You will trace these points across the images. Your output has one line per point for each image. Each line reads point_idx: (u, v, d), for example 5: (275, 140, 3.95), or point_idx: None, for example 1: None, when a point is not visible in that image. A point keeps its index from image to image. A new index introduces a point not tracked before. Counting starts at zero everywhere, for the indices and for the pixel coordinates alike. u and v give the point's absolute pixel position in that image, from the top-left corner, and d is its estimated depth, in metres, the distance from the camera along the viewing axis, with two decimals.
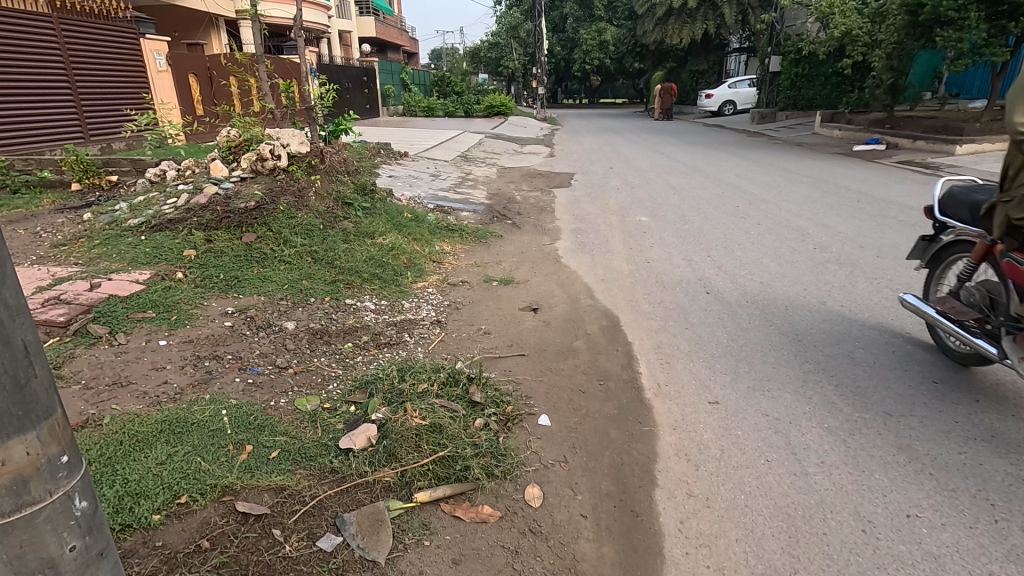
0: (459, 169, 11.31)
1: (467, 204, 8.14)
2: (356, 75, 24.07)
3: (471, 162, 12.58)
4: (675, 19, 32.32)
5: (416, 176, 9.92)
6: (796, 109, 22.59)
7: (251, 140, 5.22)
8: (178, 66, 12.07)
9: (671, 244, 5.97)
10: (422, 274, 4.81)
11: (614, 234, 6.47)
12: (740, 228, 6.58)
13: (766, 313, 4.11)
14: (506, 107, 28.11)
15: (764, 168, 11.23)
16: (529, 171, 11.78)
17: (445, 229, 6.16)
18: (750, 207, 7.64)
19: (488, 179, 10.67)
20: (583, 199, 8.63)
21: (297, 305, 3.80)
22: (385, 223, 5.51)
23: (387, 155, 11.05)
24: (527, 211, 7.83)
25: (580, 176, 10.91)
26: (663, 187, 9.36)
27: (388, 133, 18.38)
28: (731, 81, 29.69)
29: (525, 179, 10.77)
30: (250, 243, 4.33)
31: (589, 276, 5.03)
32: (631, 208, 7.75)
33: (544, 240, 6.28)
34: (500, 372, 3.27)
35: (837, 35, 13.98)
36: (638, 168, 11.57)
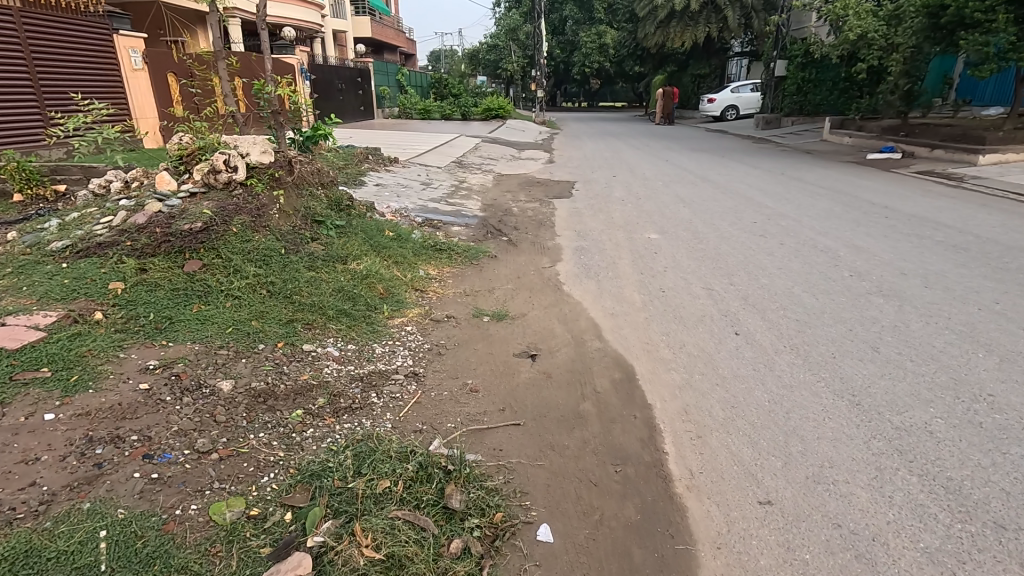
0: (452, 177, 10.63)
1: (458, 217, 7.43)
2: (350, 76, 23.40)
3: (466, 168, 11.88)
4: (677, 22, 31.74)
5: (403, 185, 9.18)
6: (802, 115, 21.99)
7: (205, 149, 4.51)
8: (156, 65, 11.34)
9: (687, 268, 5.28)
10: (400, 308, 4.10)
11: (622, 254, 5.78)
12: (762, 248, 5.90)
13: (810, 363, 3.42)
14: (504, 110, 27.45)
15: (778, 178, 10.58)
16: (526, 179, 11.10)
17: (431, 249, 5.46)
18: (770, 222, 6.97)
19: (482, 188, 9.99)
20: (585, 211, 7.95)
21: (239, 356, 3.09)
22: (362, 244, 4.81)
23: (376, 161, 10.36)
24: (525, 225, 7.15)
25: (582, 186, 10.23)
26: (672, 198, 8.69)
27: (380, 136, 17.68)
28: (734, 86, 29.08)
29: (523, 188, 10.09)
30: (193, 273, 3.62)
31: (596, 308, 4.33)
32: (639, 223, 7.07)
33: (542, 262, 5.59)
34: (487, 453, 2.57)
35: (850, 39, 13.38)
36: (643, 177, 10.91)
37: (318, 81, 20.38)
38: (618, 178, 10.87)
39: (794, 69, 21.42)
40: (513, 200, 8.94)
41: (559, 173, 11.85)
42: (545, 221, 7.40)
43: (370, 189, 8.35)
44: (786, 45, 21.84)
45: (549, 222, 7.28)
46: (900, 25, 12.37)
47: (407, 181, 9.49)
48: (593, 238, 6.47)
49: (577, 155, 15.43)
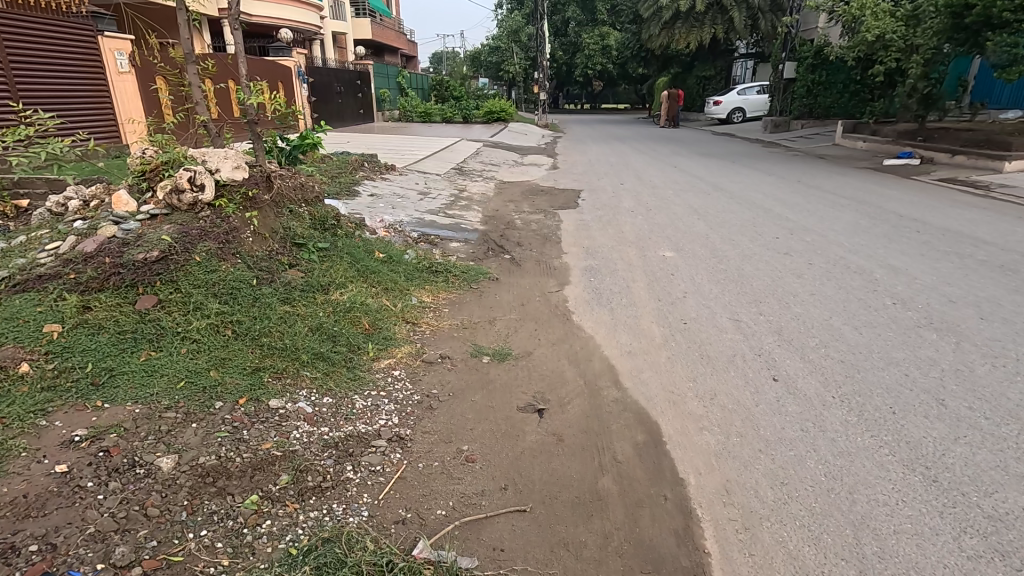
0: (452, 185, 10.14)
1: (456, 231, 6.93)
2: (349, 78, 22.94)
3: (466, 176, 11.39)
4: (681, 23, 31.25)
5: (398, 195, 8.68)
6: (812, 118, 21.47)
7: (169, 164, 3.98)
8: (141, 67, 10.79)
9: (709, 294, 4.78)
10: (387, 348, 3.59)
11: (635, 276, 5.28)
12: (788, 269, 5.40)
13: (866, 420, 2.92)
14: (506, 112, 26.97)
15: (793, 186, 10.08)
16: (529, 188, 10.60)
17: (425, 271, 4.96)
18: (793, 238, 6.47)
19: (482, 197, 9.50)
20: (593, 224, 7.46)
21: (189, 419, 2.58)
22: (347, 269, 4.31)
23: (372, 168, 9.88)
24: (528, 241, 6.66)
25: (588, 195, 9.74)
26: (685, 209, 8.19)
27: (378, 140, 17.20)
28: (741, 88, 28.58)
29: (526, 198, 9.59)
30: (145, 312, 3.11)
31: (610, 345, 3.83)
32: (652, 239, 6.57)
33: (548, 285, 5.10)
34: (485, 558, 2.06)
35: (866, 40, 12.88)
36: (652, 185, 10.42)
37: (315, 83, 19.92)
38: (625, 187, 10.38)
39: (803, 71, 20.90)
40: (515, 210, 8.46)
41: (564, 180, 11.35)
42: (550, 235, 6.90)
43: (363, 201, 7.85)
44: (795, 46, 21.34)
45: (554, 237, 6.79)
46: (919, 25, 11.85)
47: (403, 190, 8.99)
48: (602, 256, 5.97)
49: (581, 160, 14.91)
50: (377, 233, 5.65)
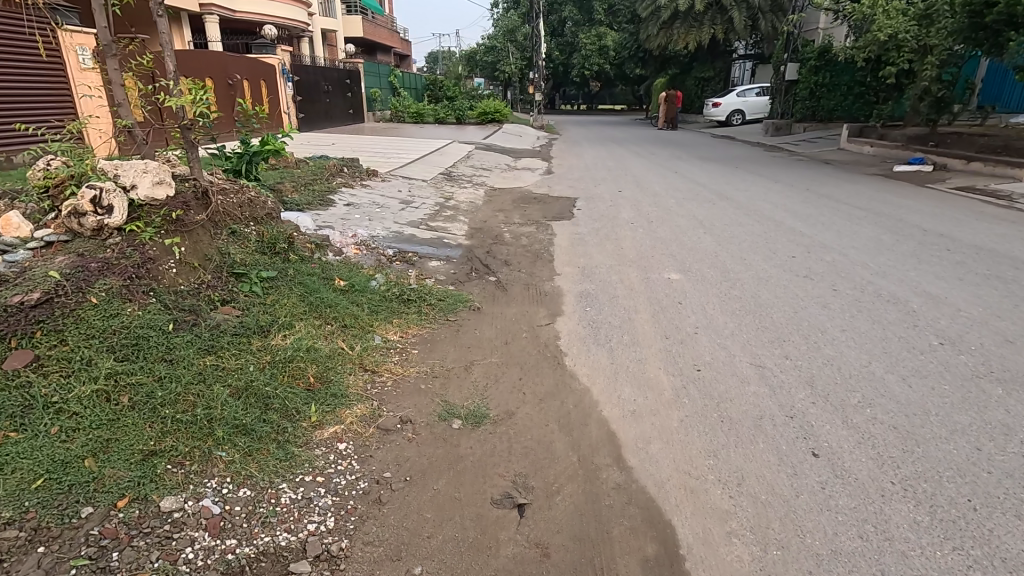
0: (439, 193, 9.46)
1: (437, 247, 6.25)
2: (338, 77, 22.23)
3: (455, 181, 10.71)
4: (680, 23, 30.63)
5: (377, 204, 7.99)
6: (815, 121, 20.87)
7: (75, 179, 3.28)
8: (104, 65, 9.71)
9: (724, 329, 4.12)
10: (334, 409, 2.91)
11: (638, 304, 4.62)
12: (812, 296, 4.74)
13: (939, 520, 2.27)
14: (500, 113, 26.29)
15: (804, 195, 9.44)
16: (521, 195, 9.93)
17: (395, 301, 4.28)
18: (812, 257, 5.82)
19: (471, 206, 8.82)
20: (589, 238, 6.79)
21: (36, 540, 1.91)
22: (297, 303, 3.63)
23: (352, 174, 9.19)
24: (517, 258, 5.98)
25: (585, 203, 9.07)
26: (689, 221, 7.54)
27: (365, 142, 16.50)
28: (740, 90, 27.98)
29: (517, 206, 8.93)
30: (13, 373, 2.41)
31: (610, 403, 3.16)
32: (655, 257, 5.91)
33: (538, 316, 4.42)
34: None
35: (876, 40, 12.27)
36: (652, 193, 9.77)
37: (302, 83, 19.20)
38: (623, 195, 9.72)
39: (806, 72, 20.30)
40: (505, 221, 7.80)
41: (558, 187, 10.69)
42: (542, 251, 6.24)
43: (336, 212, 7.16)
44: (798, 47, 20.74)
45: (547, 254, 6.12)
46: (932, 25, 11.22)
47: (384, 198, 8.31)
48: (600, 278, 5.30)
49: (577, 165, 14.25)
50: (343, 255, 4.97)
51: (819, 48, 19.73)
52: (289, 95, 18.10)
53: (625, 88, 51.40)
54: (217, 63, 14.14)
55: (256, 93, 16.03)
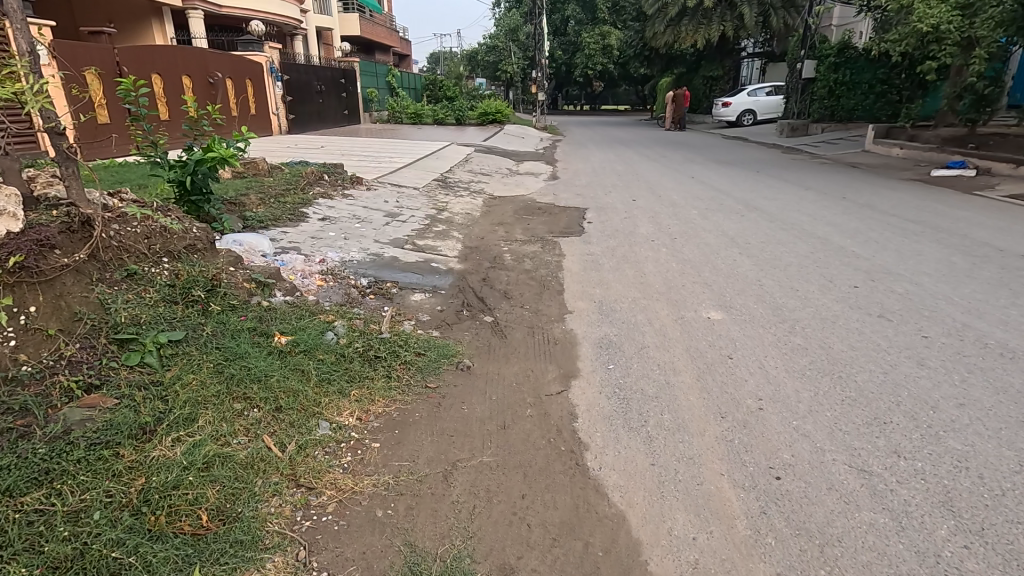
0: (431, 202, 8.46)
1: (421, 273, 5.22)
2: (331, 76, 21.25)
3: (450, 189, 9.70)
4: (688, 21, 29.56)
5: (358, 217, 6.96)
6: (833, 121, 19.80)
7: None
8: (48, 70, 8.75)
9: (796, 401, 3.06)
10: (232, 574, 1.85)
11: (676, 359, 3.57)
12: (898, 346, 3.69)
13: None
14: (502, 113, 25.27)
15: (841, 205, 8.42)
16: (523, 205, 8.91)
17: (356, 360, 3.23)
18: (879, 289, 4.76)
19: (466, 217, 7.80)
20: (604, 260, 5.76)
21: None
22: (209, 381, 2.58)
23: (334, 182, 8.18)
24: (518, 288, 4.95)
25: (595, 215, 8.04)
26: (719, 239, 6.50)
27: (357, 145, 15.48)
28: (751, 89, 26.91)
29: (520, 218, 7.90)
30: None
31: (659, 547, 2.11)
32: (686, 288, 4.87)
33: (545, 378, 3.37)
34: None
35: (912, 34, 11.21)
36: (670, 203, 8.73)
37: (292, 82, 18.21)
38: (637, 205, 8.69)
39: (825, 70, 19.23)
40: (505, 238, 6.78)
41: (563, 195, 9.67)
42: (547, 278, 5.21)
43: (307, 228, 6.14)
44: (815, 43, 19.66)
45: (555, 282, 5.09)
46: (979, 15, 10.14)
47: (368, 211, 7.29)
48: (621, 317, 4.27)
49: (583, 169, 13.21)
50: (298, 292, 3.93)
51: (838, 44, 18.65)
52: (279, 96, 17.14)
53: (629, 88, 50.49)
54: (199, 60, 13.15)
55: (241, 93, 15.05)
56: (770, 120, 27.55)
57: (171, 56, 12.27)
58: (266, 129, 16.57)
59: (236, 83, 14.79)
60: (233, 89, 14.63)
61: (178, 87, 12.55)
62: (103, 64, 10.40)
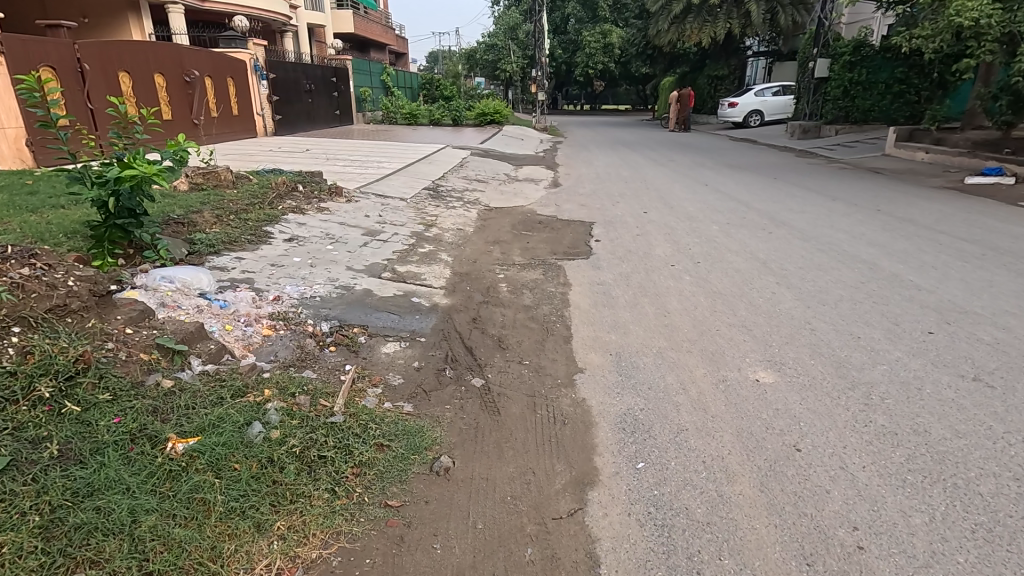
0: (418, 215, 7.54)
1: (397, 312, 4.30)
2: (322, 75, 20.32)
3: (441, 199, 8.79)
4: (693, 18, 28.65)
5: (331, 236, 6.05)
6: (847, 122, 18.89)
7: None
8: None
9: (908, 534, 2.17)
10: None
11: (727, 453, 2.68)
12: (1017, 431, 2.80)
13: None
14: (500, 113, 24.38)
15: (878, 219, 7.53)
16: (521, 219, 8.01)
17: (289, 465, 2.32)
18: (960, 336, 3.88)
19: (457, 234, 6.89)
20: (619, 292, 4.86)
21: None
22: (31, 546, 1.74)
23: (309, 194, 7.30)
24: (516, 333, 4.04)
25: (603, 231, 7.13)
26: (749, 264, 5.61)
27: (346, 148, 14.58)
28: (759, 89, 25.99)
29: (518, 235, 7.01)
30: None
31: None
32: (722, 335, 3.97)
33: (552, 487, 2.47)
34: None
35: (949, 27, 10.32)
36: (685, 217, 7.83)
37: (279, 81, 17.27)
38: (649, 218, 7.80)
39: (839, 69, 18.34)
40: (501, 261, 5.87)
41: (566, 206, 8.76)
42: (551, 318, 4.32)
43: (268, 253, 5.23)
44: (829, 40, 18.78)
45: (560, 324, 4.19)
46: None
47: (345, 228, 6.38)
48: (647, 380, 3.37)
49: (587, 175, 12.29)
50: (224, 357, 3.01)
51: (854, 41, 17.77)
52: (264, 95, 16.23)
53: (629, 88, 49.65)
54: (172, 57, 12.18)
55: (221, 92, 14.11)
56: (777, 121, 26.64)
57: (141, 53, 11.35)
58: (251, 129, 15.66)
59: (216, 81, 13.86)
60: (212, 87, 13.69)
61: (149, 86, 11.58)
62: (60, 61, 9.41)
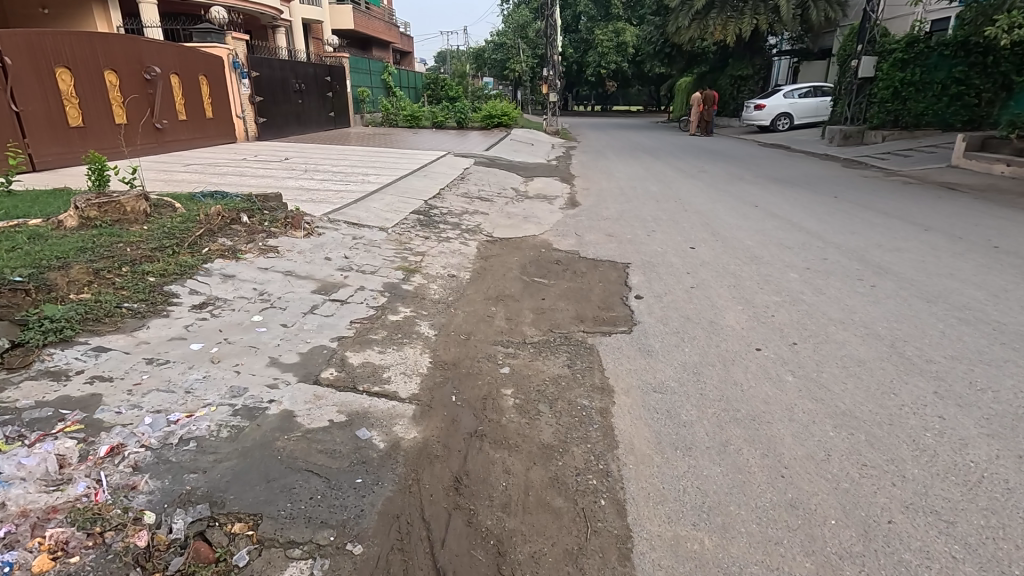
0: (397, 254, 5.79)
1: (324, 470, 2.51)
2: (314, 73, 18.63)
3: (432, 227, 7.04)
4: (717, 13, 26.89)
5: (266, 296, 4.29)
6: (897, 127, 16.79)
7: None
8: None
9: None
10: None
11: None
12: None
13: None
14: (509, 116, 22.59)
15: (1006, 262, 5.69)
16: (533, 256, 6.24)
17: None
18: None
19: (447, 284, 5.12)
20: (692, 414, 3.07)
21: None
22: None
23: (254, 227, 5.57)
24: (530, 529, 2.25)
25: (642, 279, 5.34)
26: (872, 348, 3.80)
27: (332, 156, 12.84)
28: (788, 89, 24.09)
29: (529, 285, 5.24)
30: None
31: None
32: (910, 544, 2.17)
33: None
34: None
35: None
36: (747, 256, 6.04)
37: (265, 79, 15.58)
38: (699, 257, 6.01)
39: (888, 67, 16.49)
40: (506, 336, 4.08)
41: (590, 236, 6.98)
42: (589, 483, 2.53)
43: (152, 334, 3.48)
44: (876, 36, 17.03)
45: (607, 501, 2.42)
46: None
47: (289, 281, 4.62)
48: None
49: (608, 190, 10.50)
50: None
51: (907, 36, 16.04)
52: (244, 94, 14.59)
53: (641, 88, 47.77)
54: (129, 51, 10.50)
55: (191, 92, 12.45)
56: (808, 124, 24.67)
57: (87, 45, 9.65)
58: (228, 133, 14.02)
59: (185, 79, 12.19)
60: (180, 87, 12.03)
61: (98, 85, 9.89)
62: None
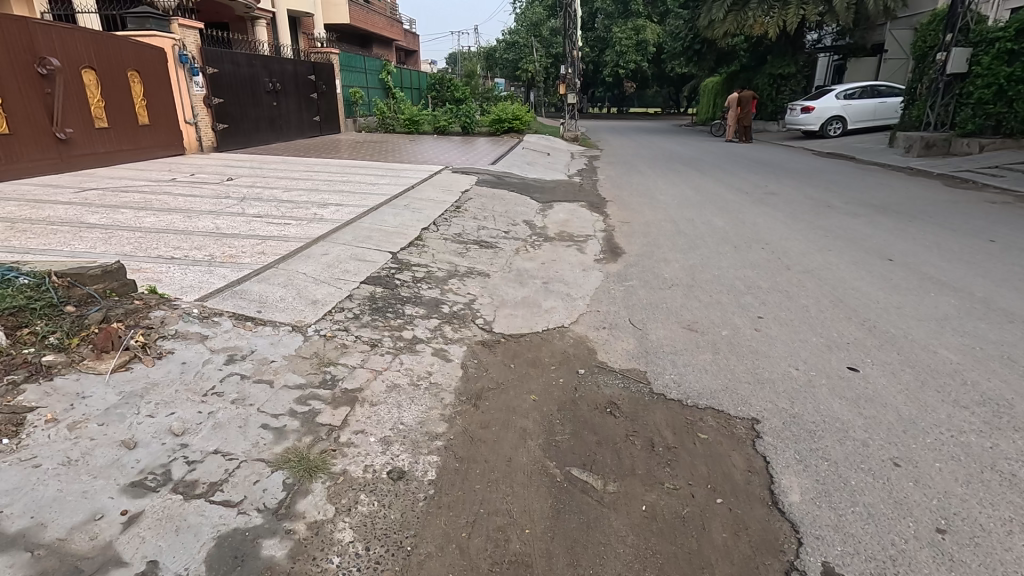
0: (298, 405, 2.94)
1: None
2: (293, 71, 15.95)
3: (391, 315, 4.21)
4: (758, 4, 23.85)
5: None
6: (998, 134, 13.73)
7: None
8: None
9: None
10: None
11: None
12: None
13: None
14: (522, 121, 19.77)
15: None
16: (562, 389, 3.37)
17: None
18: None
19: (376, 521, 2.26)
20: None
21: None
22: None
23: (6, 358, 2.79)
24: None
25: (813, 493, 2.46)
26: None
27: (296, 173, 10.08)
28: (842, 90, 21.03)
29: (566, 511, 2.38)
30: None
31: None
32: None
33: None
34: None
35: None
36: (978, 403, 3.13)
37: (226, 77, 12.89)
38: (888, 408, 3.10)
39: (988, 61, 13.49)
40: None
41: (657, 335, 4.11)
42: None
43: None
44: (969, 24, 14.05)
45: None
46: None
47: None
48: None
49: (658, 226, 7.62)
50: None
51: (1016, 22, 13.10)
52: (197, 95, 11.95)
53: (661, 90, 44.94)
54: (13, 36, 7.82)
55: (116, 91, 9.75)
56: (864, 129, 21.56)
57: None
58: (173, 142, 11.38)
59: (108, 76, 9.55)
60: (100, 86, 9.39)
61: None
62: None
